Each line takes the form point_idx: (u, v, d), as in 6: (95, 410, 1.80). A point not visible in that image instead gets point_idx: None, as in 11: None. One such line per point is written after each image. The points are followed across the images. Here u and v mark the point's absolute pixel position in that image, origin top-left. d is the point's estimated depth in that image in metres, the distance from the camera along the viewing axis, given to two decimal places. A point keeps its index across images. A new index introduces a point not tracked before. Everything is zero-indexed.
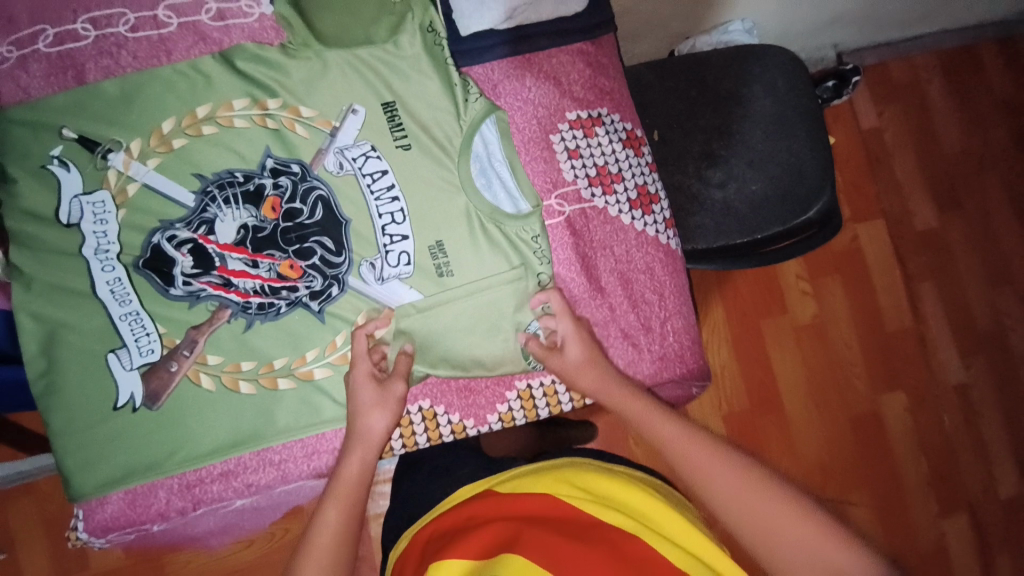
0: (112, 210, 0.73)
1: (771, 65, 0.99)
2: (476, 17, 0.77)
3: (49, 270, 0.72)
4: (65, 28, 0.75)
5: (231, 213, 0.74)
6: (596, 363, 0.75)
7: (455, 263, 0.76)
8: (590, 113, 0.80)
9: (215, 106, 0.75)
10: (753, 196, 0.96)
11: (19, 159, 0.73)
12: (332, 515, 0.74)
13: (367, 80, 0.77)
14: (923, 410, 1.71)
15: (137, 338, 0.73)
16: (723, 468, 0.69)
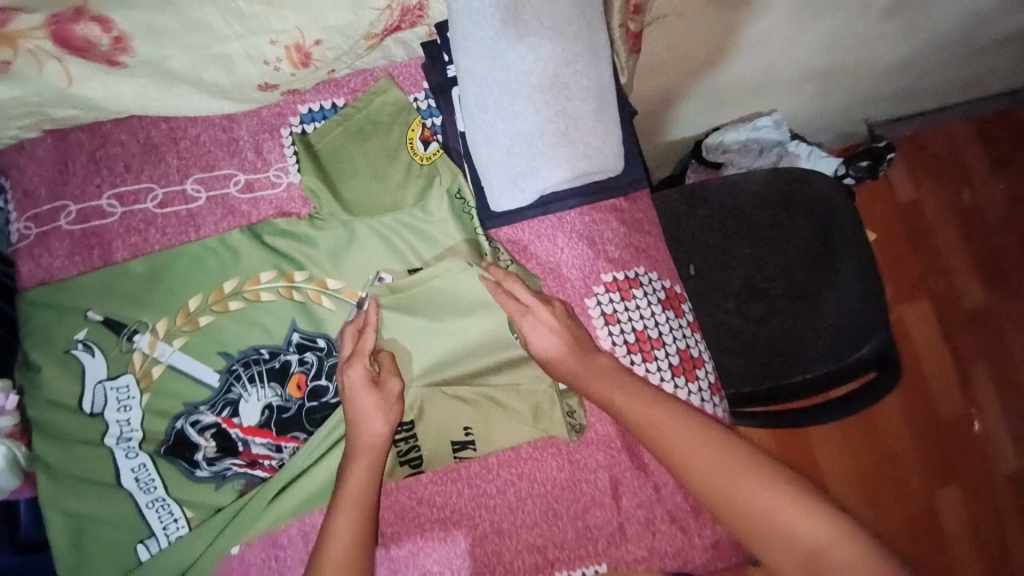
0: (136, 395, 0.71)
1: (811, 194, 0.96)
2: (508, 196, 0.69)
3: (70, 459, 0.70)
4: (90, 204, 0.74)
5: (256, 392, 0.72)
6: (574, 352, 0.68)
7: (451, 313, 0.73)
8: (626, 274, 0.76)
9: (242, 280, 0.73)
10: (800, 334, 0.91)
11: (41, 344, 0.71)
12: (344, 528, 0.61)
13: (395, 246, 0.75)
14: (981, 503, 1.57)
15: (164, 526, 0.70)
16: (698, 446, 0.61)
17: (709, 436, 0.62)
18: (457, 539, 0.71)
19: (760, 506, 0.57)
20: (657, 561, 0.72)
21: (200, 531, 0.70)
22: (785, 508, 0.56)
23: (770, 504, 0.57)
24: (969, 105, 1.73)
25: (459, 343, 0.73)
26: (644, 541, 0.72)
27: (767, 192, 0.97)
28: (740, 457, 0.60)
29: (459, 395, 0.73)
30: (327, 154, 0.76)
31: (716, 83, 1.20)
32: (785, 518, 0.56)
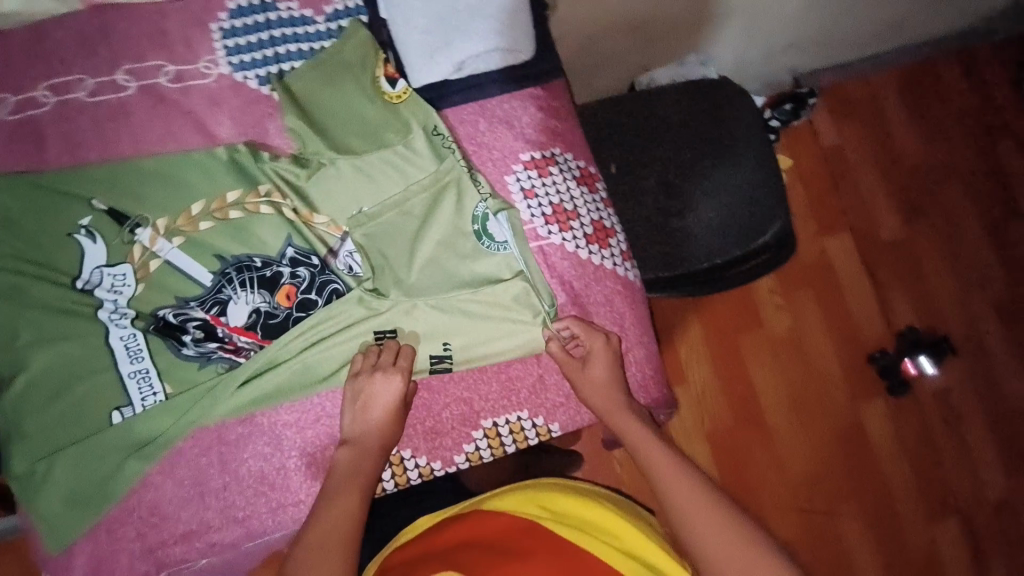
0: (131, 283, 0.73)
1: (720, 100, 1.04)
2: (427, 70, 0.76)
3: (56, 333, 0.71)
4: (27, 95, 0.76)
5: (246, 296, 0.74)
6: (615, 377, 0.74)
7: (433, 223, 0.77)
8: (543, 154, 0.82)
9: (244, 192, 0.75)
10: (712, 224, 0.99)
11: (43, 230, 0.72)
12: (354, 499, 0.67)
13: (375, 179, 0.77)
14: (905, 416, 1.66)
15: (143, 397, 0.72)
16: (692, 485, 0.68)
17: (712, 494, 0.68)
18: None
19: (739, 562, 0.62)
20: (576, 407, 0.79)
21: (172, 402, 0.71)
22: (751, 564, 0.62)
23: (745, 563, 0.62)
24: (885, 55, 1.83)
25: (433, 243, 0.77)
26: (563, 389, 0.79)
27: (680, 99, 1.04)
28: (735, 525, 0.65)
29: (444, 331, 0.76)
30: (305, 95, 0.78)
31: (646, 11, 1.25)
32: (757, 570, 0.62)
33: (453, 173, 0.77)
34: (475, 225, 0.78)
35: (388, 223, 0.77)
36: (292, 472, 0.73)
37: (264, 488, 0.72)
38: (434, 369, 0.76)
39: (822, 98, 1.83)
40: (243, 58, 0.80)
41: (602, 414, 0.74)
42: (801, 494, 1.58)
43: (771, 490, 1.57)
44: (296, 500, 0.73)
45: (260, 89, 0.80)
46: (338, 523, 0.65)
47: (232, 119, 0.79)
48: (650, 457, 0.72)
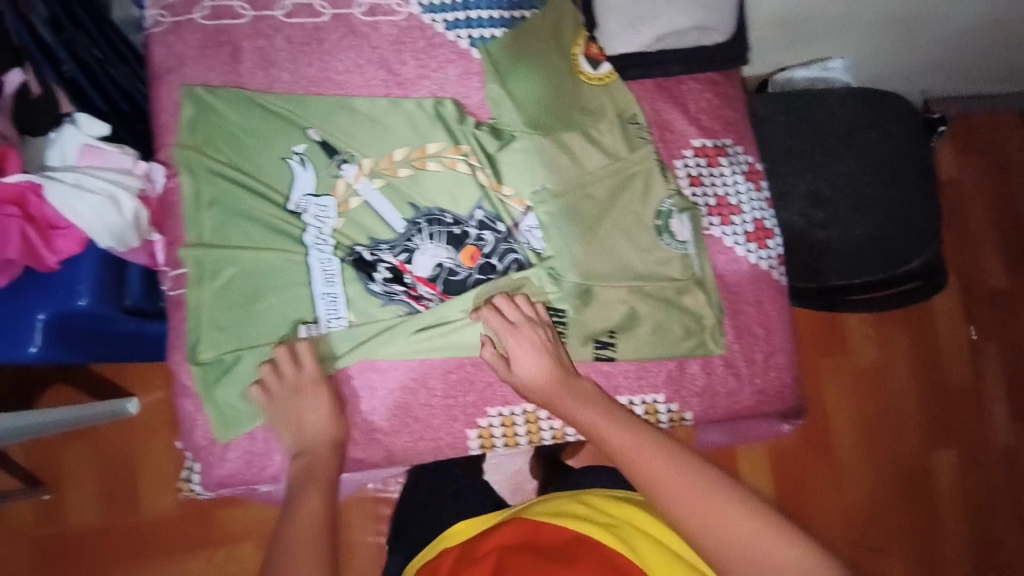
0: (332, 216, 0.77)
1: (881, 116, 1.00)
2: (623, 40, 0.78)
3: (260, 244, 0.75)
4: (223, 3, 0.77)
5: (432, 248, 0.78)
6: (549, 366, 0.71)
7: (612, 210, 0.79)
8: (715, 142, 0.80)
9: (445, 146, 0.78)
10: (857, 240, 0.97)
11: (261, 149, 0.77)
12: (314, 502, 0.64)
13: (564, 159, 0.79)
14: (972, 469, 1.59)
15: (328, 318, 0.76)
16: (672, 470, 0.59)
17: (676, 457, 0.60)
18: None
19: (710, 521, 0.55)
20: (710, 399, 0.78)
21: (355, 334, 0.75)
22: (736, 524, 0.54)
23: (730, 522, 0.54)
24: None
25: (611, 231, 0.79)
26: (699, 380, 0.79)
27: (840, 109, 1.00)
28: (709, 484, 0.57)
29: (608, 319, 0.78)
30: (505, 66, 0.79)
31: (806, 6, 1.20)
32: (736, 526, 0.54)
33: (646, 164, 0.78)
34: (658, 218, 0.78)
35: (567, 205, 0.79)
36: (435, 411, 0.77)
37: (409, 419, 0.77)
38: (597, 357, 0.78)
39: (952, 125, 1.72)
40: (434, 1, 0.79)
41: (556, 407, 0.70)
42: (855, 530, 1.52)
43: (827, 521, 1.51)
44: (435, 436, 0.77)
45: (445, 33, 0.79)
46: (307, 533, 0.60)
47: (416, 60, 0.79)
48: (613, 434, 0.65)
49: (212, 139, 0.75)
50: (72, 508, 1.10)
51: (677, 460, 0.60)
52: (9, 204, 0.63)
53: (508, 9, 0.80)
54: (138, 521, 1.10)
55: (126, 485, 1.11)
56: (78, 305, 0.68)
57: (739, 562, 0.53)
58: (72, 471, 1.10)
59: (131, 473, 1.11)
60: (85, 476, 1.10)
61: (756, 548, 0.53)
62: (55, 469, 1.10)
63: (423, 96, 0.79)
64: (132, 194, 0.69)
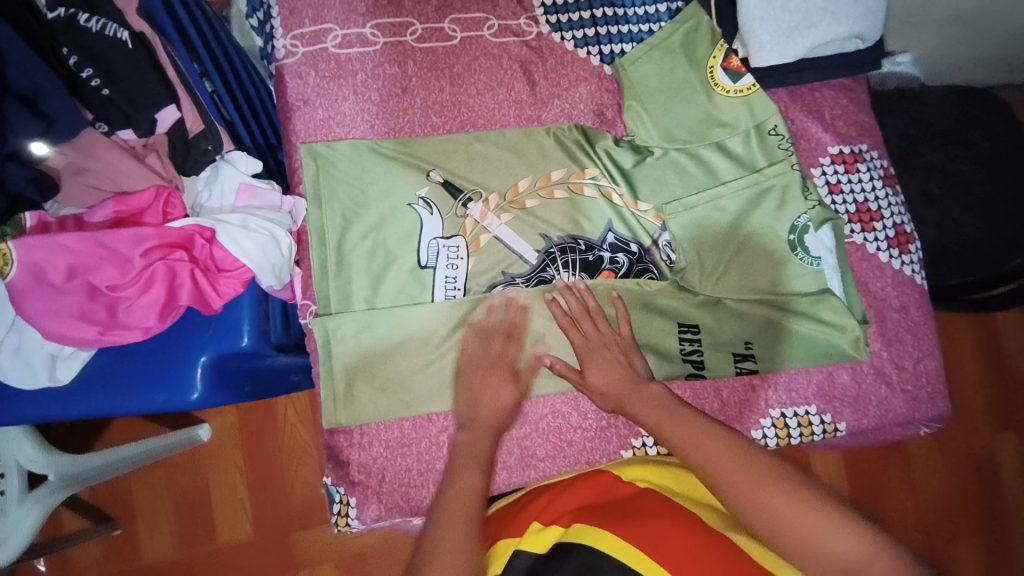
0: (464, 257, 0.75)
1: (983, 109, 0.97)
2: (777, 51, 0.73)
3: (397, 278, 0.74)
4: (355, 31, 0.77)
5: (566, 276, 0.76)
6: (613, 374, 0.67)
7: (746, 224, 0.78)
8: (852, 149, 0.80)
9: (569, 171, 0.77)
10: (969, 239, 0.95)
11: (384, 194, 0.74)
12: (468, 482, 0.59)
13: (697, 176, 0.80)
14: None
15: (466, 351, 0.72)
16: (727, 459, 0.57)
17: (748, 458, 0.57)
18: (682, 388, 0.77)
19: (779, 512, 0.53)
20: (864, 409, 0.77)
21: (501, 358, 0.73)
22: (789, 508, 0.53)
23: (791, 515, 0.53)
24: None
25: (748, 244, 0.78)
26: (851, 388, 0.77)
27: (944, 107, 0.99)
28: (772, 473, 0.55)
29: (747, 331, 0.77)
30: (639, 82, 0.79)
31: (910, 19, 1.10)
32: (795, 517, 0.53)
33: (785, 177, 0.77)
34: (793, 228, 0.78)
35: (699, 216, 0.78)
36: (588, 433, 0.75)
37: (563, 443, 0.75)
38: (738, 371, 0.76)
39: None
40: (561, 19, 0.79)
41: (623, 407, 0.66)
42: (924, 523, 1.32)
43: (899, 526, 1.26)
44: (589, 459, 0.75)
45: (576, 51, 0.79)
46: (458, 502, 0.57)
47: (546, 79, 0.79)
48: (676, 430, 0.61)
49: (348, 172, 0.74)
50: (146, 540, 1.05)
51: (740, 457, 0.57)
52: (178, 249, 0.59)
53: (637, 23, 0.81)
54: (212, 549, 1.06)
55: (202, 515, 1.06)
56: (239, 344, 0.65)
57: (795, 546, 0.52)
58: (143, 500, 1.06)
59: (206, 504, 1.06)
60: (160, 509, 1.06)
61: (814, 534, 0.52)
62: (127, 502, 1.06)
63: (556, 117, 0.78)
64: (286, 229, 0.66)
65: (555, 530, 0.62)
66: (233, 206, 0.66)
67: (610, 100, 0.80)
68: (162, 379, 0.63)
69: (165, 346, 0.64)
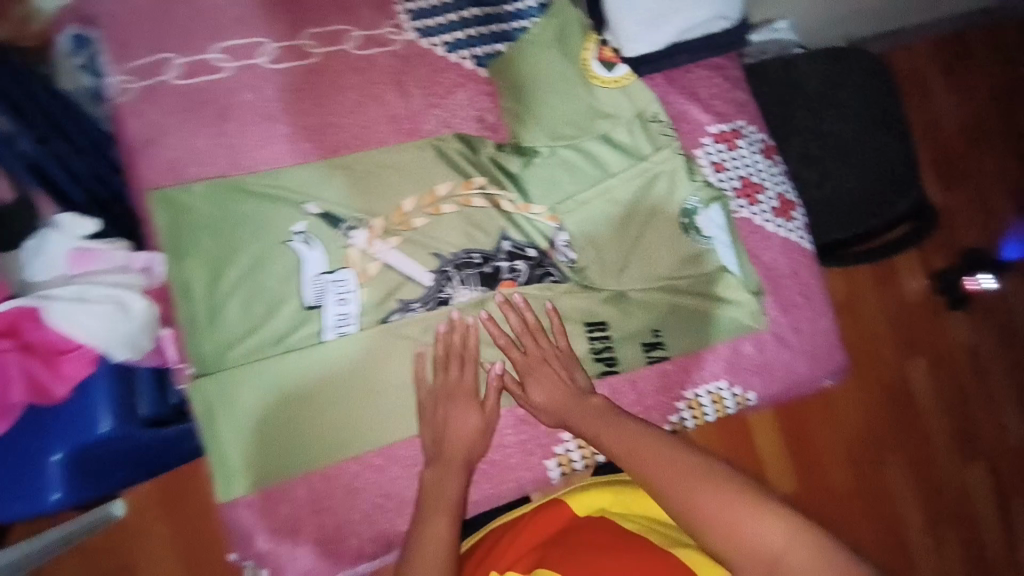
0: (354, 289, 0.72)
1: (851, 68, 1.02)
2: (643, 41, 0.74)
3: (288, 322, 0.71)
4: (199, 59, 0.70)
5: (465, 292, 0.75)
6: (557, 391, 0.70)
7: (638, 215, 0.79)
8: (730, 126, 0.82)
9: (455, 184, 0.75)
10: (851, 193, 1.00)
11: (257, 235, 0.70)
12: (441, 529, 0.63)
13: (589, 169, 0.78)
14: (948, 367, 1.49)
15: (368, 385, 0.72)
16: (651, 461, 0.58)
17: (677, 455, 0.58)
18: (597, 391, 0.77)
19: (701, 504, 0.53)
20: (770, 375, 0.81)
21: (404, 387, 0.73)
22: (710, 500, 0.53)
23: (711, 505, 0.53)
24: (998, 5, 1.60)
25: (643, 234, 0.79)
26: (756, 359, 0.81)
27: (818, 68, 1.03)
28: (698, 468, 0.55)
29: (653, 320, 0.78)
30: (517, 82, 0.76)
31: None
32: (715, 507, 0.52)
33: (670, 163, 0.78)
34: (683, 211, 0.79)
35: (593, 210, 0.78)
36: (511, 449, 0.75)
37: (485, 465, 0.74)
38: (649, 360, 0.78)
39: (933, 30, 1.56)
40: (428, 23, 0.75)
41: (570, 424, 0.68)
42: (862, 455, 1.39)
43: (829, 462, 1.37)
44: (515, 475, 0.75)
45: (449, 56, 0.75)
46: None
47: (420, 88, 0.74)
48: (614, 439, 0.62)
49: (216, 216, 0.70)
50: None
51: (667, 456, 0.58)
52: (3, 338, 0.59)
53: (508, 21, 0.78)
54: None
55: None
56: (97, 426, 0.63)
57: (725, 540, 0.51)
58: None
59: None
60: None
61: (738, 524, 0.51)
62: None
63: (435, 127, 0.75)
64: (138, 293, 0.64)
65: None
66: (69, 275, 0.62)
67: (489, 103, 0.77)
68: (21, 474, 0.63)
69: (24, 439, 0.63)
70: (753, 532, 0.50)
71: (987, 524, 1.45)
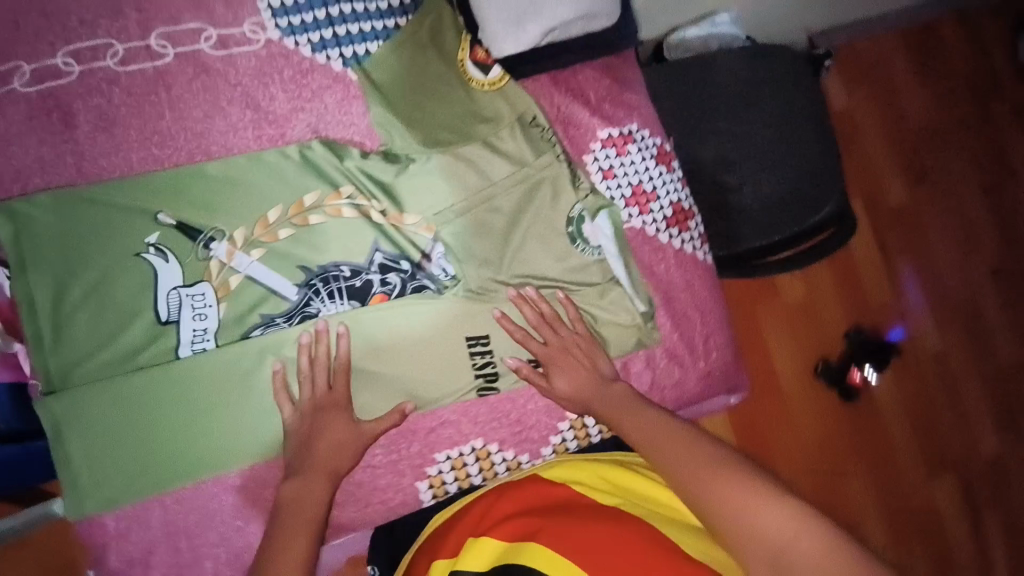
0: (213, 304, 0.69)
1: (772, 69, 0.99)
2: (511, 40, 0.73)
3: (141, 338, 0.67)
4: (45, 63, 0.66)
5: (334, 307, 0.72)
6: (579, 380, 0.71)
7: (522, 225, 0.75)
8: (621, 131, 0.78)
9: (323, 194, 0.71)
10: (768, 198, 0.96)
11: (104, 248, 0.66)
12: (299, 552, 0.60)
13: (471, 176, 0.74)
14: (907, 375, 1.44)
15: (230, 402, 0.69)
16: (685, 452, 0.61)
17: (699, 447, 0.60)
18: (475, 411, 0.75)
19: (716, 490, 0.56)
20: (661, 394, 0.77)
21: (269, 405, 0.70)
22: (725, 492, 0.55)
23: (726, 494, 0.55)
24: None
25: (528, 244, 0.75)
26: (646, 377, 0.77)
27: (735, 67, 0.99)
28: (721, 462, 0.58)
29: (537, 333, 0.75)
30: (387, 84, 0.73)
31: None
32: (729, 496, 0.55)
33: (552, 169, 0.75)
34: (569, 220, 0.75)
35: (473, 220, 0.74)
36: (379, 471, 0.72)
37: (351, 488, 0.71)
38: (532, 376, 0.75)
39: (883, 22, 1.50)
40: (293, 21, 0.72)
41: (593, 411, 0.70)
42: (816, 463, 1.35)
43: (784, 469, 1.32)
44: (383, 498, 0.72)
45: (314, 56, 0.72)
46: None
47: (285, 91, 0.71)
48: (639, 431, 0.65)
49: (61, 226, 0.65)
50: None
51: (700, 450, 0.60)
52: None
53: (380, 19, 0.74)
54: None
55: None
56: None
57: (734, 528, 0.54)
58: None
59: None
60: None
61: (752, 513, 0.53)
62: None
63: (302, 133, 0.72)
64: None
65: (489, 542, 0.60)
66: None
67: (360, 108, 0.73)
68: None
69: None
70: (761, 522, 0.53)
71: (940, 534, 1.40)
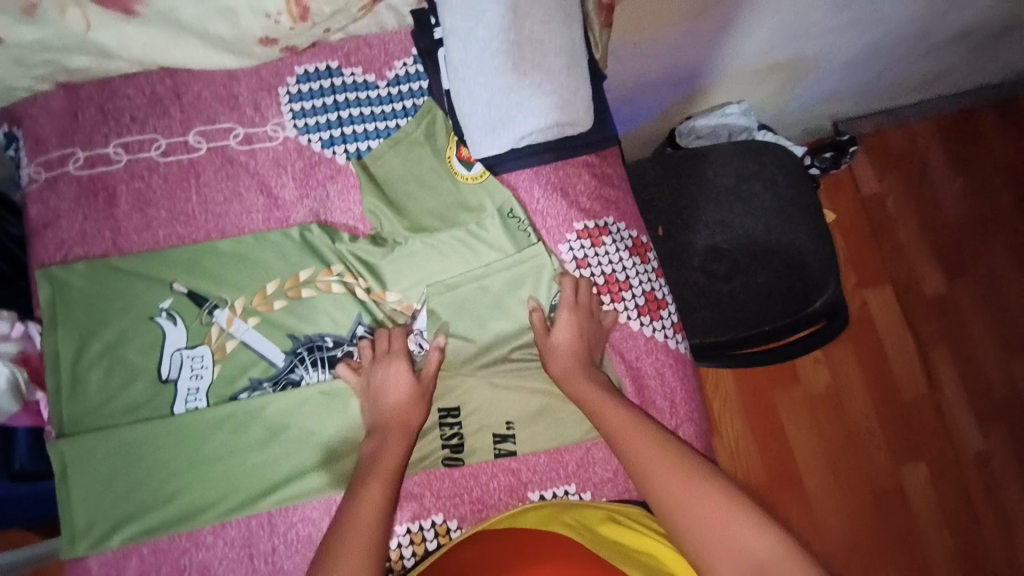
0: (210, 365, 0.76)
1: (766, 163, 1.02)
2: (486, 143, 0.78)
3: (145, 392, 0.75)
4: (97, 151, 0.79)
5: (316, 375, 0.77)
6: (577, 355, 0.75)
7: (496, 307, 0.80)
8: (596, 223, 0.82)
9: (316, 270, 0.79)
10: (759, 289, 0.97)
11: (124, 310, 0.76)
12: (376, 494, 0.65)
13: (451, 259, 0.81)
14: (947, 482, 1.31)
15: (217, 458, 0.74)
16: (708, 498, 0.62)
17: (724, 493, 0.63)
18: (438, 485, 0.76)
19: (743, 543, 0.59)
20: (624, 483, 0.78)
21: (252, 464, 0.74)
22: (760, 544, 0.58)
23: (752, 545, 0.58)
24: (996, 88, 1.49)
25: (500, 325, 0.79)
26: (611, 464, 0.78)
27: (728, 162, 1.03)
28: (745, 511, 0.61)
29: (504, 411, 0.78)
30: (382, 177, 0.82)
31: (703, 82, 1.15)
32: (760, 551, 0.58)
33: (526, 257, 0.79)
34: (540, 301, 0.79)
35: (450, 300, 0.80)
36: None
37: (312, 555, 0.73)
38: (498, 453, 0.77)
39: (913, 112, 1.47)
40: (308, 122, 0.82)
41: (596, 415, 0.71)
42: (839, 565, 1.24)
43: None
44: None
45: (323, 151, 0.82)
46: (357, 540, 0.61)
47: (295, 180, 0.81)
48: (666, 475, 0.64)
49: (95, 290, 0.76)
50: None
51: (722, 497, 0.62)
52: None
53: (383, 119, 0.83)
54: None
55: None
56: None
57: None
58: None
59: None
60: None
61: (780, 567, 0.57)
62: None
63: (305, 217, 0.81)
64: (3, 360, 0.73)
65: None
66: None
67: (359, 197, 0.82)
68: None
69: None
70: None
71: None
